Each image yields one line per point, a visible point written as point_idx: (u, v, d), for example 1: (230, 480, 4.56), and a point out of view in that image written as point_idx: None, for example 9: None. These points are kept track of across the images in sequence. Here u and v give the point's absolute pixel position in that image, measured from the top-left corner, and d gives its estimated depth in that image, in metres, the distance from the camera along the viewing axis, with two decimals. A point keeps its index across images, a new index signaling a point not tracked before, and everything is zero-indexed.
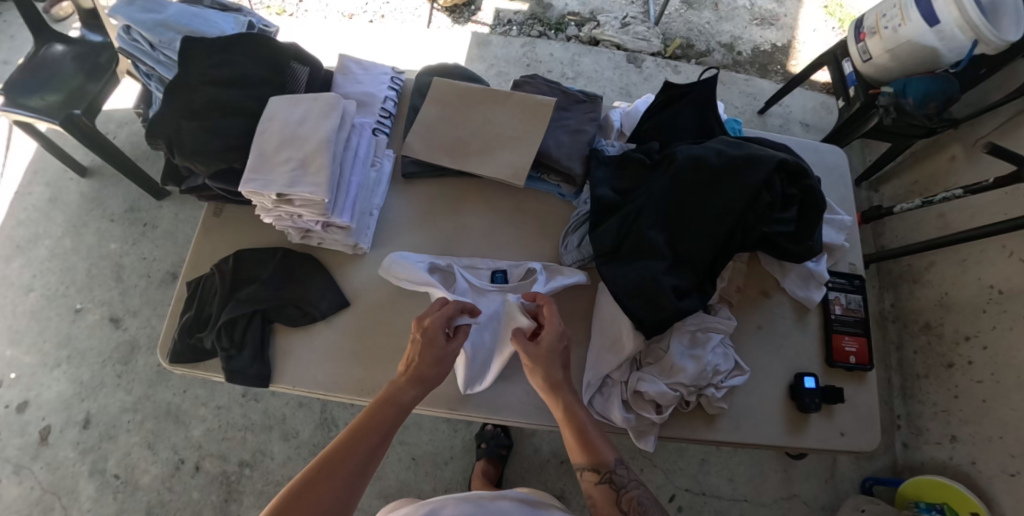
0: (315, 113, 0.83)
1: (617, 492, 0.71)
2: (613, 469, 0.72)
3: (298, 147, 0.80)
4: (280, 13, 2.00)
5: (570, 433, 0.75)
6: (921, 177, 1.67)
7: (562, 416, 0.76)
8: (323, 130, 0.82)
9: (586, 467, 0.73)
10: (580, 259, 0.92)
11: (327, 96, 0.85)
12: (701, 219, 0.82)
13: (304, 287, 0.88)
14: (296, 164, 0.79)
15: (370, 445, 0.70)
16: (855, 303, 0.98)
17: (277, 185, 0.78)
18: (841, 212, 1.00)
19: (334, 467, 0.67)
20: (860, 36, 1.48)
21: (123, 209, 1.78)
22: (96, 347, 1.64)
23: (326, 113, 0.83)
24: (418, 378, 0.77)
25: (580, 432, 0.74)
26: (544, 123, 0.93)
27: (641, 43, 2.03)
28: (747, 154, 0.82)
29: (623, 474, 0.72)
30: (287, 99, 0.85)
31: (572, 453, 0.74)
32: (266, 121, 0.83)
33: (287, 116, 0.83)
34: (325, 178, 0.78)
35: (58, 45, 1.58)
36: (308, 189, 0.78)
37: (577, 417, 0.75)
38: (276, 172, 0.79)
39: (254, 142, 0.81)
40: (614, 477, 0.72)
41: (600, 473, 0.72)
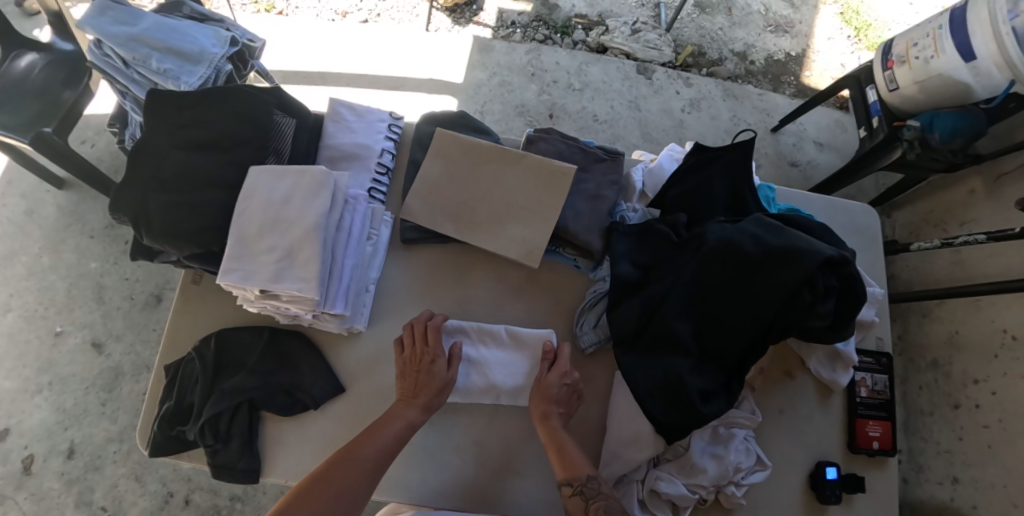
0: (300, 190, 0.73)
1: (584, 502, 0.72)
2: (586, 483, 0.73)
3: (283, 235, 0.71)
4: (268, 10, 1.88)
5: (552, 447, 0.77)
6: (937, 207, 1.59)
7: (548, 435, 0.77)
8: (310, 214, 0.71)
9: (562, 481, 0.74)
10: (597, 341, 0.84)
11: (313, 169, 0.74)
12: (736, 315, 0.76)
13: (296, 372, 0.81)
14: (280, 254, 0.70)
15: (365, 466, 0.72)
16: (880, 383, 0.96)
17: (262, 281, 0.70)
18: (873, 283, 0.97)
19: (309, 500, 0.69)
20: (888, 63, 1.39)
21: (103, 225, 1.70)
22: (79, 373, 1.57)
23: (314, 188, 0.73)
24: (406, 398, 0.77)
25: (557, 447, 0.76)
26: (560, 196, 0.82)
27: (652, 52, 1.90)
28: (789, 245, 0.75)
29: (595, 485, 0.73)
30: (269, 170, 0.74)
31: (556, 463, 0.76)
32: (244, 198, 0.72)
33: (270, 195, 0.72)
34: (313, 273, 0.70)
35: (29, 53, 1.49)
36: (293, 286, 0.69)
37: (561, 443, 0.76)
38: (259, 262, 0.70)
39: (232, 225, 0.72)
40: (586, 488, 0.73)
41: (572, 486, 0.73)
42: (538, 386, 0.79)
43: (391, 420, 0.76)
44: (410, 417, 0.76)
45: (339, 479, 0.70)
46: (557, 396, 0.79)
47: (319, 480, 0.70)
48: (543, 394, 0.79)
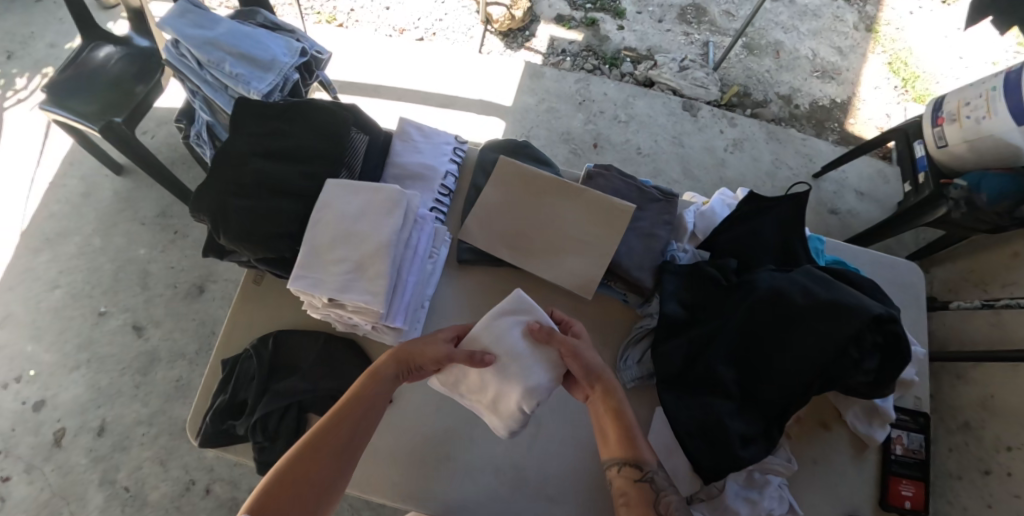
0: (374, 207, 0.76)
1: (655, 491, 0.68)
2: (654, 471, 0.70)
3: (353, 248, 0.75)
4: (330, 21, 1.96)
5: (612, 429, 0.71)
6: (980, 265, 1.55)
7: (613, 414, 0.71)
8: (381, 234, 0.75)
9: (625, 462, 0.70)
10: (639, 376, 0.86)
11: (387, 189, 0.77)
12: (783, 365, 0.77)
13: (345, 380, 0.83)
14: (350, 266, 0.73)
15: (357, 427, 0.70)
16: (916, 442, 0.95)
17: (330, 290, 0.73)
18: (915, 343, 0.98)
19: (314, 464, 0.67)
20: (936, 120, 1.38)
21: (155, 214, 1.77)
22: (116, 354, 1.62)
23: (387, 207, 0.76)
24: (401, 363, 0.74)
25: (622, 428, 0.71)
26: (617, 232, 0.84)
27: (699, 89, 1.93)
28: (840, 300, 0.76)
29: (663, 477, 0.70)
30: (345, 185, 0.77)
31: (608, 447, 0.72)
32: (319, 209, 0.76)
33: (344, 209, 0.76)
34: (380, 287, 0.73)
35: (105, 46, 1.58)
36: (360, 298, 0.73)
37: (624, 418, 0.71)
38: (328, 272, 0.73)
39: (306, 234, 0.76)
40: (655, 477, 0.69)
41: (642, 471, 0.69)
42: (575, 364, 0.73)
43: (377, 376, 0.73)
44: (390, 371, 0.74)
45: (335, 448, 0.68)
46: (605, 368, 0.74)
47: (304, 462, 0.66)
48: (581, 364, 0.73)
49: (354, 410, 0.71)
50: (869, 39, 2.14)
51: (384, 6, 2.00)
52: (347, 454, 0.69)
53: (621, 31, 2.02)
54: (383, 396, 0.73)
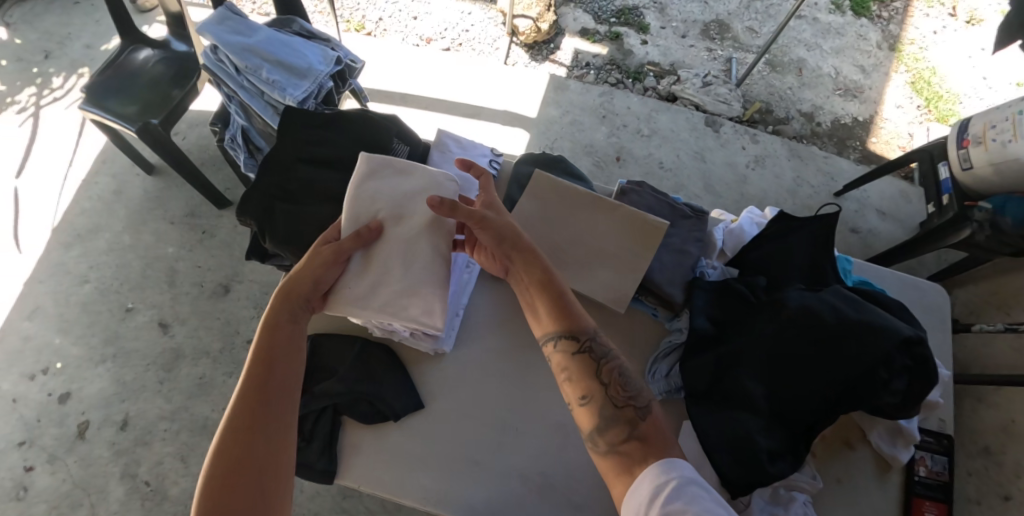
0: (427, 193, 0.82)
1: (595, 362, 0.73)
2: (591, 340, 0.74)
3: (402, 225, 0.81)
4: (359, 29, 2.00)
5: (544, 308, 0.76)
6: (1004, 288, 1.54)
7: (541, 287, 0.77)
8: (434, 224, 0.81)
9: (563, 337, 0.74)
10: (667, 389, 0.87)
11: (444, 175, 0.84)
12: (812, 382, 0.77)
13: (380, 383, 0.86)
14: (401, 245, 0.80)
15: (279, 393, 0.70)
16: (940, 464, 0.95)
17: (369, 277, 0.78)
18: (941, 365, 0.98)
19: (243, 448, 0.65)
20: (962, 142, 1.40)
21: (184, 213, 1.81)
22: (141, 350, 1.65)
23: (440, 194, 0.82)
24: (299, 299, 0.75)
25: (555, 303, 0.76)
26: (651, 247, 0.86)
27: (721, 105, 1.94)
28: (869, 320, 0.78)
29: (599, 345, 0.74)
30: (389, 163, 0.83)
31: (546, 325, 0.76)
32: (365, 184, 0.81)
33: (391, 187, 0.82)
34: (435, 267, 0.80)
35: (143, 50, 1.63)
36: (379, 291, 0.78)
37: (555, 286, 0.77)
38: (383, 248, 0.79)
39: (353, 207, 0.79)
40: (592, 347, 0.74)
41: (578, 342, 0.74)
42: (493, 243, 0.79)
43: (280, 326, 0.73)
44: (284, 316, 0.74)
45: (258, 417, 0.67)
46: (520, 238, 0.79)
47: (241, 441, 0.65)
48: (497, 241, 0.78)
49: (269, 367, 0.71)
50: (892, 58, 2.15)
51: (412, 17, 2.04)
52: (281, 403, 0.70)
53: (644, 46, 2.05)
54: (291, 340, 0.73)
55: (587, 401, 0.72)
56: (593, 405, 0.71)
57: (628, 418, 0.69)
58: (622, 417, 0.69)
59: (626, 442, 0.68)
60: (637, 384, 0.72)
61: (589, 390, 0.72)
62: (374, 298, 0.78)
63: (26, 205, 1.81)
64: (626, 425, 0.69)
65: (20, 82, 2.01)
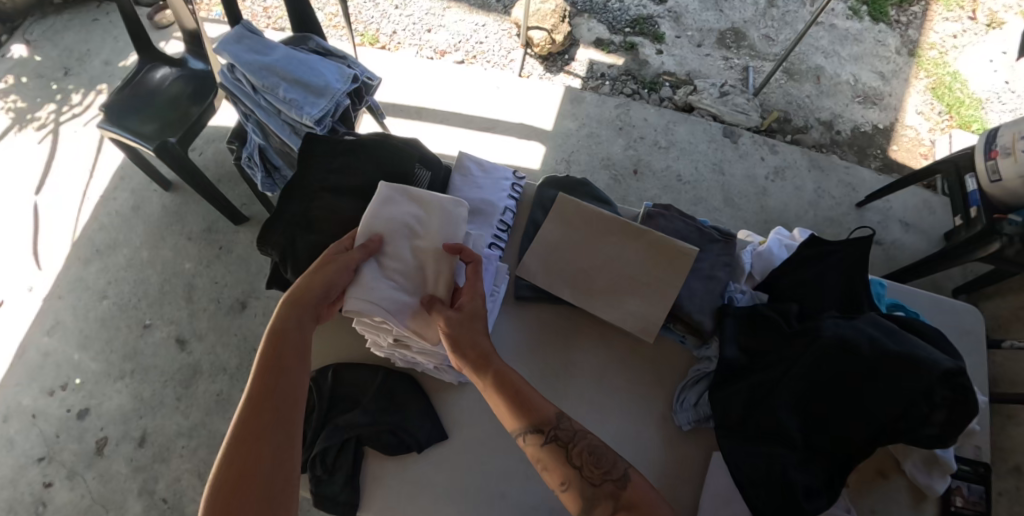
0: (432, 216, 0.82)
1: (566, 447, 0.70)
2: (557, 427, 0.70)
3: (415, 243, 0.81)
4: (373, 43, 2.00)
5: (501, 402, 0.72)
6: None
7: (494, 383, 0.72)
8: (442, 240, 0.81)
9: (527, 430, 0.70)
10: (695, 419, 0.84)
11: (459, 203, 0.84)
12: (847, 416, 0.75)
13: (403, 414, 0.85)
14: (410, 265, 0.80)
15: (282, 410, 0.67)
16: (976, 494, 0.92)
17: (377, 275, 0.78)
18: (979, 392, 0.95)
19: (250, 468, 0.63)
20: (991, 153, 1.36)
21: (201, 229, 1.81)
22: (160, 366, 1.66)
23: (453, 220, 0.83)
24: (305, 305, 0.73)
25: (515, 395, 0.72)
26: (677, 275, 0.84)
27: (739, 115, 1.91)
28: (909, 351, 0.75)
29: (566, 429, 0.71)
30: (406, 192, 0.83)
31: (507, 421, 0.72)
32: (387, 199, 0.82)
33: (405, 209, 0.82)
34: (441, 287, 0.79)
35: (162, 69, 1.63)
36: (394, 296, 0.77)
37: (513, 379, 0.73)
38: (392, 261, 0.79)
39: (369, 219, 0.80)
40: (559, 433, 0.70)
41: (543, 433, 0.70)
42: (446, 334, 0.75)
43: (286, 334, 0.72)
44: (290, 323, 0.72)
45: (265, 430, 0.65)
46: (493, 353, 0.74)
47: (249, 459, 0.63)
48: (459, 347, 0.74)
49: (272, 366, 0.69)
50: (912, 64, 2.11)
51: (426, 29, 2.04)
52: (288, 411, 0.67)
53: (660, 55, 2.03)
54: (299, 347, 0.71)
55: (567, 487, 0.68)
56: (573, 490, 0.67)
57: (610, 493, 0.66)
58: (603, 494, 0.66)
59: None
60: (614, 460, 0.68)
61: (563, 479, 0.69)
62: (382, 297, 0.76)
63: (46, 222, 1.83)
64: (609, 499, 0.66)
65: (40, 99, 2.03)
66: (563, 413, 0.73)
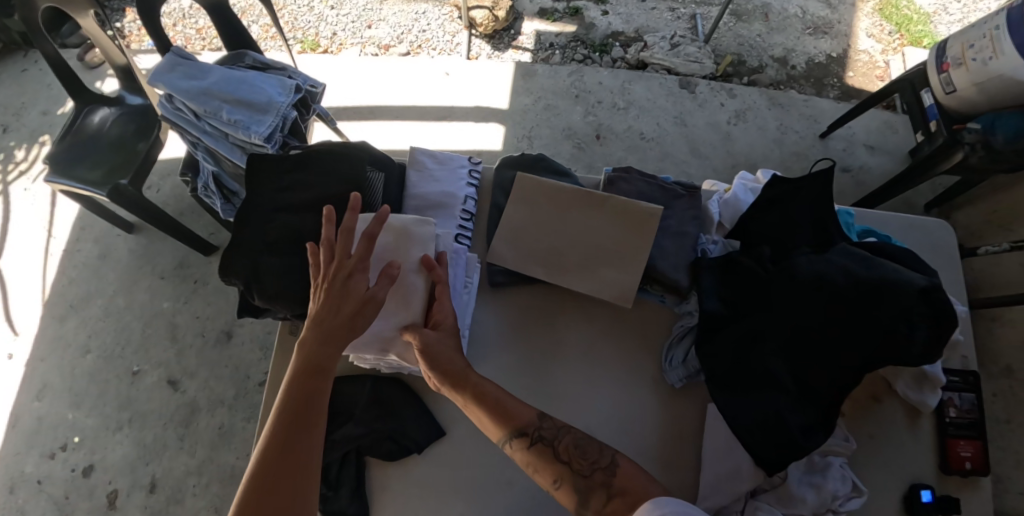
0: (399, 239, 0.80)
1: (550, 445, 0.71)
2: (539, 427, 0.72)
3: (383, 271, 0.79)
4: (314, 49, 1.95)
5: (483, 414, 0.73)
6: (1002, 206, 1.51)
7: (472, 395, 0.74)
8: (415, 260, 0.79)
9: (511, 436, 0.72)
10: (687, 376, 0.85)
11: (425, 222, 0.81)
12: (830, 352, 0.76)
13: (398, 419, 0.85)
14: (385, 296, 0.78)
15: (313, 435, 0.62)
16: (968, 402, 0.95)
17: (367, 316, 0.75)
18: (957, 303, 0.96)
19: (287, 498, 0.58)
20: (941, 66, 1.36)
21: (173, 266, 1.78)
22: (156, 410, 1.63)
23: (422, 238, 0.80)
24: (327, 327, 0.67)
25: (493, 404, 0.73)
26: (646, 235, 0.84)
27: (693, 65, 1.89)
28: (881, 277, 0.76)
29: (548, 427, 0.72)
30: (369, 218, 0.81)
31: (492, 432, 0.73)
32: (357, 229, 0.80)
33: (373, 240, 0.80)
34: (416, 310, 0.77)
35: (100, 110, 1.58)
36: (380, 334, 0.77)
37: (488, 392, 0.74)
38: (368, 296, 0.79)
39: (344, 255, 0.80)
40: (543, 432, 0.72)
41: (527, 435, 0.72)
42: (422, 351, 0.75)
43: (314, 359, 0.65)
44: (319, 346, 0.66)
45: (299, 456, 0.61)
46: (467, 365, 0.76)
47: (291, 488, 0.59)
48: (433, 359, 0.75)
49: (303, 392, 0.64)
50: None
51: (366, 26, 1.98)
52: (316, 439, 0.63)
53: (606, 16, 2.00)
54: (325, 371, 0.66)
55: (559, 485, 0.70)
56: (565, 487, 0.69)
57: (601, 482, 0.67)
58: (594, 484, 0.68)
59: (609, 504, 0.66)
60: (599, 452, 0.70)
61: (554, 477, 0.70)
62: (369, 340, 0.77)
63: (13, 285, 1.78)
64: (602, 488, 0.67)
65: None
66: (544, 415, 0.74)
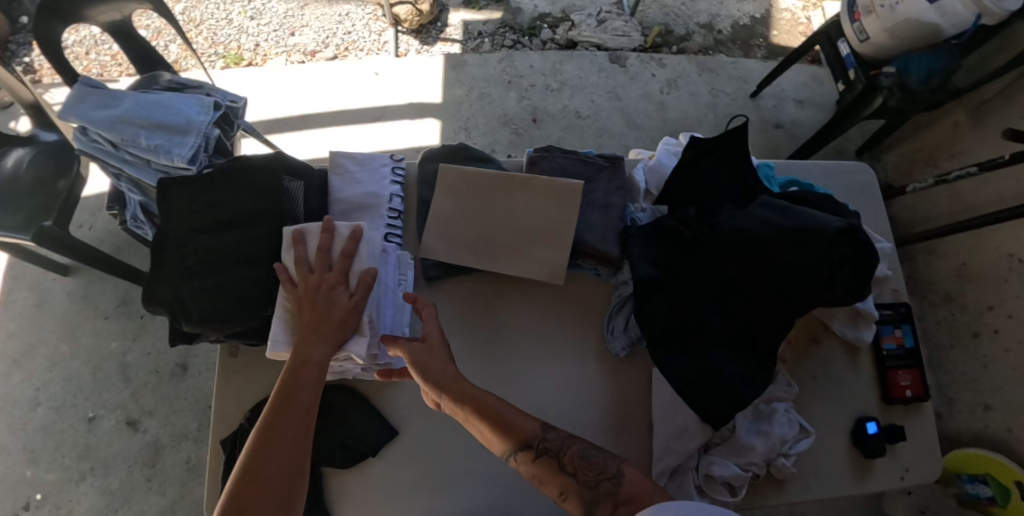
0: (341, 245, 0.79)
1: (556, 456, 0.72)
2: (545, 440, 0.73)
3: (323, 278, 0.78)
4: (238, 62, 1.89)
5: (487, 429, 0.73)
6: (925, 145, 1.61)
7: (474, 411, 0.73)
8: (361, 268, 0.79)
9: (516, 449, 0.72)
10: (629, 344, 0.86)
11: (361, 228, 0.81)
12: (760, 300, 0.78)
13: (349, 425, 0.84)
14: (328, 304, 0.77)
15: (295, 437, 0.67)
16: (902, 334, 0.99)
17: (317, 319, 0.74)
18: (881, 239, 1.00)
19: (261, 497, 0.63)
20: (854, 16, 1.40)
21: (116, 305, 1.71)
22: (119, 454, 1.58)
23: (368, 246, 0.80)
24: (317, 334, 0.73)
25: (496, 419, 0.73)
26: (571, 211, 0.84)
27: (621, 39, 1.91)
28: (800, 223, 0.78)
29: (553, 439, 0.74)
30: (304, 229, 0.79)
31: (496, 446, 0.73)
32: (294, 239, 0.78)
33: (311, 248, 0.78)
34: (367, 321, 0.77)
35: (12, 152, 1.50)
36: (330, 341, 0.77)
37: (491, 407, 0.74)
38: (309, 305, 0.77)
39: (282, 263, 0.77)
40: (547, 445, 0.73)
41: (532, 448, 0.72)
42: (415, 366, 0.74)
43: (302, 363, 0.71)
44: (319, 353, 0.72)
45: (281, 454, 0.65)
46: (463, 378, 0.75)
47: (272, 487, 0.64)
48: (428, 372, 0.74)
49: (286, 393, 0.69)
50: None
51: (289, 33, 1.93)
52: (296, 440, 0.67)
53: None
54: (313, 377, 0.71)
55: (566, 496, 0.70)
56: (572, 498, 0.69)
57: (608, 491, 0.69)
58: (601, 494, 0.69)
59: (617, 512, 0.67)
60: (602, 461, 0.72)
61: (560, 488, 0.71)
62: None
63: None
64: (608, 498, 0.68)
65: None
66: (546, 427, 0.75)
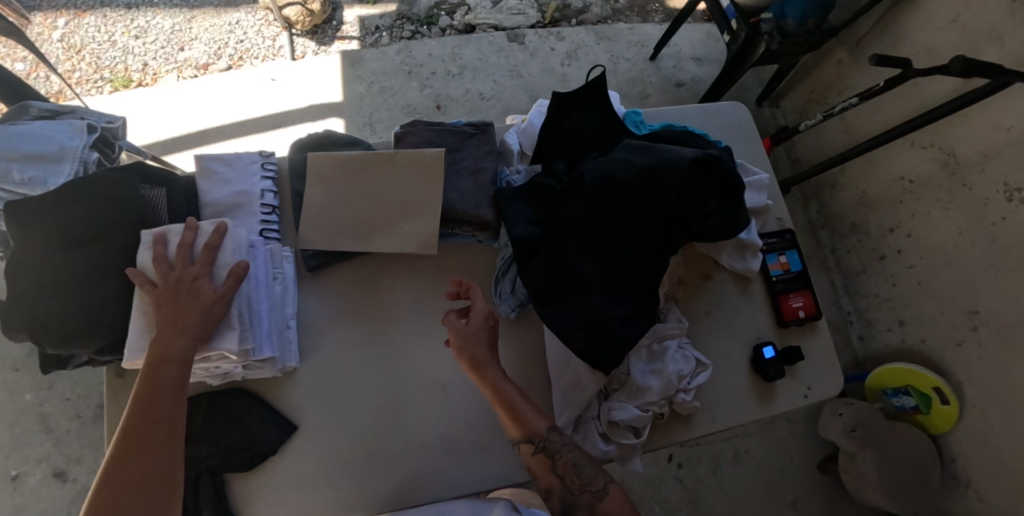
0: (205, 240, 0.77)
1: (551, 458, 0.74)
2: (546, 439, 0.75)
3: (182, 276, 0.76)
4: (126, 85, 1.81)
5: (501, 414, 0.76)
6: (817, 85, 1.67)
7: (491, 394, 0.76)
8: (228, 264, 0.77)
9: (521, 441, 0.75)
10: (517, 304, 0.88)
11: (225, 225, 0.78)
12: (630, 239, 0.80)
13: (244, 427, 0.81)
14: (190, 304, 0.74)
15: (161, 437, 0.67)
16: (789, 258, 1.03)
17: (176, 313, 0.71)
18: (758, 170, 1.03)
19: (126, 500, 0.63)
20: None
21: (24, 354, 1.61)
22: (51, 507, 1.50)
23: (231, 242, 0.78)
24: (174, 329, 0.71)
25: (510, 409, 0.76)
26: (437, 180, 0.84)
27: (517, 17, 1.92)
28: (658, 159, 0.79)
29: (555, 440, 0.75)
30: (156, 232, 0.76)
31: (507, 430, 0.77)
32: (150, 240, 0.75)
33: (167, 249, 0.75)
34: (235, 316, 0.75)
35: None
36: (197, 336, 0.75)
37: (510, 398, 0.76)
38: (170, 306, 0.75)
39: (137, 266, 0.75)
40: (548, 444, 0.75)
41: (533, 444, 0.74)
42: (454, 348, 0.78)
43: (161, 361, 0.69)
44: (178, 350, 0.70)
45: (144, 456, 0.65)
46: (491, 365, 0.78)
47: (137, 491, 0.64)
48: (461, 349, 0.78)
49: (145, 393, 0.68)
50: None
51: (177, 48, 1.86)
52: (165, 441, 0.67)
53: None
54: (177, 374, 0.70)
55: (550, 495, 0.74)
56: (553, 499, 0.73)
57: (587, 502, 0.71)
58: (580, 502, 0.72)
59: None
60: (593, 476, 0.73)
61: (549, 486, 0.74)
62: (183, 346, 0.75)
63: None
64: (586, 508, 0.71)
65: None
66: (555, 427, 0.76)
